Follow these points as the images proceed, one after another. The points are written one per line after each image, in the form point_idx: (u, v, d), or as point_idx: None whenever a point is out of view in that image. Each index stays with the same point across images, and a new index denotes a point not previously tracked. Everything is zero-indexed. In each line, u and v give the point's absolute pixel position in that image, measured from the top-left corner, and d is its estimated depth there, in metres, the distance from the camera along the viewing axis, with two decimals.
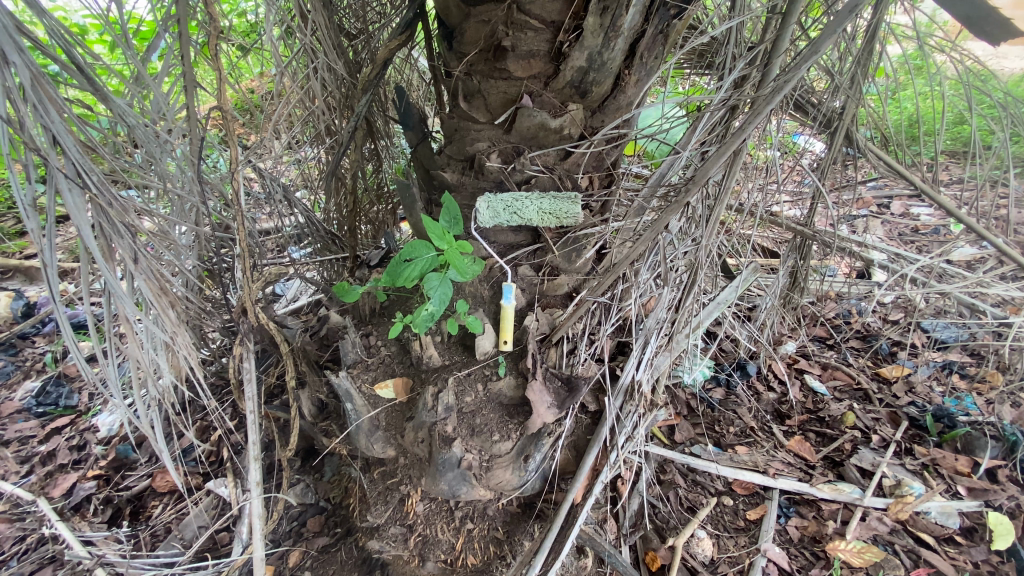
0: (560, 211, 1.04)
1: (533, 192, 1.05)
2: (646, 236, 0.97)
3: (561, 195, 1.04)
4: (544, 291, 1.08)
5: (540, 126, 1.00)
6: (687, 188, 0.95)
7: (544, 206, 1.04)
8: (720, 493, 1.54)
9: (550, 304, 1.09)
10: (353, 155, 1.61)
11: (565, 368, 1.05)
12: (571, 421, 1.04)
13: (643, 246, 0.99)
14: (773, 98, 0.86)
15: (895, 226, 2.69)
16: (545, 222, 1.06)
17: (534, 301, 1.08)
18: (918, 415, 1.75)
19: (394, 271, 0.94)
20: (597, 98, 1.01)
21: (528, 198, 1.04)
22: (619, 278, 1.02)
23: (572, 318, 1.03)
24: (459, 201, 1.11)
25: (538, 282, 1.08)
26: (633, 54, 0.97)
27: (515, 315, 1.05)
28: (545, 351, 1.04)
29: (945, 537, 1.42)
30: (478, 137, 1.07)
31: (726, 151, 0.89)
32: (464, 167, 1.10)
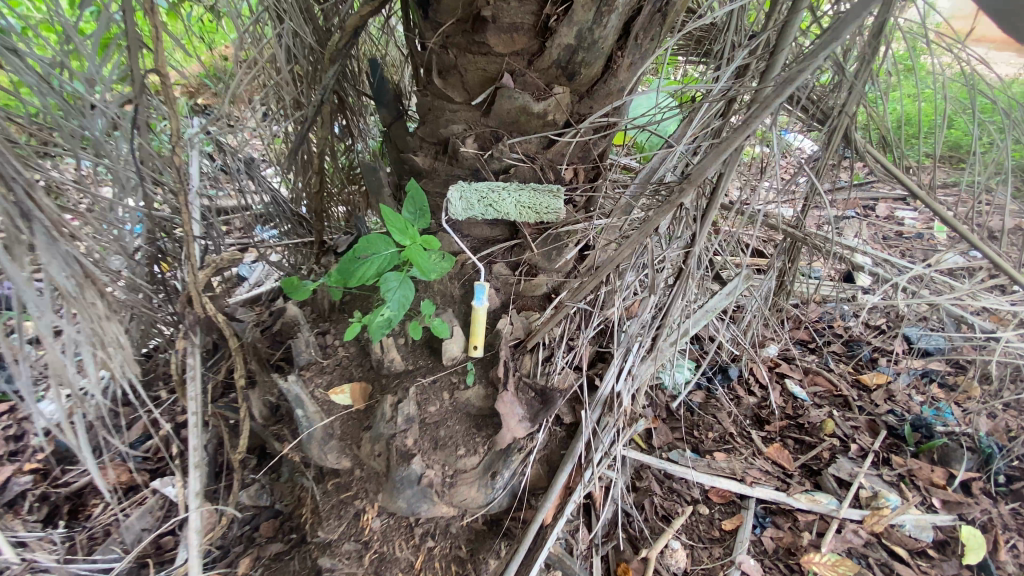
0: (541, 205, 0.93)
1: (512, 182, 0.95)
2: (633, 238, 0.88)
3: (544, 188, 0.94)
4: (520, 291, 1.00)
5: (522, 109, 0.90)
6: (682, 187, 0.85)
7: (522, 200, 0.93)
8: (697, 501, 1.49)
9: (527, 306, 1.00)
10: (321, 133, 1.48)
11: (540, 377, 0.95)
12: (544, 435, 0.95)
13: (628, 251, 0.90)
14: (783, 92, 0.77)
15: (880, 230, 2.67)
16: (525, 217, 0.95)
17: (509, 302, 0.99)
18: (896, 424, 1.72)
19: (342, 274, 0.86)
20: (586, 81, 0.92)
21: (507, 188, 0.94)
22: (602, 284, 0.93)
23: (549, 324, 0.93)
24: (430, 188, 1.01)
25: (515, 281, 0.99)
26: (628, 34, 0.88)
27: (487, 318, 0.96)
28: (518, 358, 0.95)
29: (918, 551, 1.39)
30: (454, 118, 0.96)
31: (725, 149, 0.80)
32: (438, 151, 1.00)
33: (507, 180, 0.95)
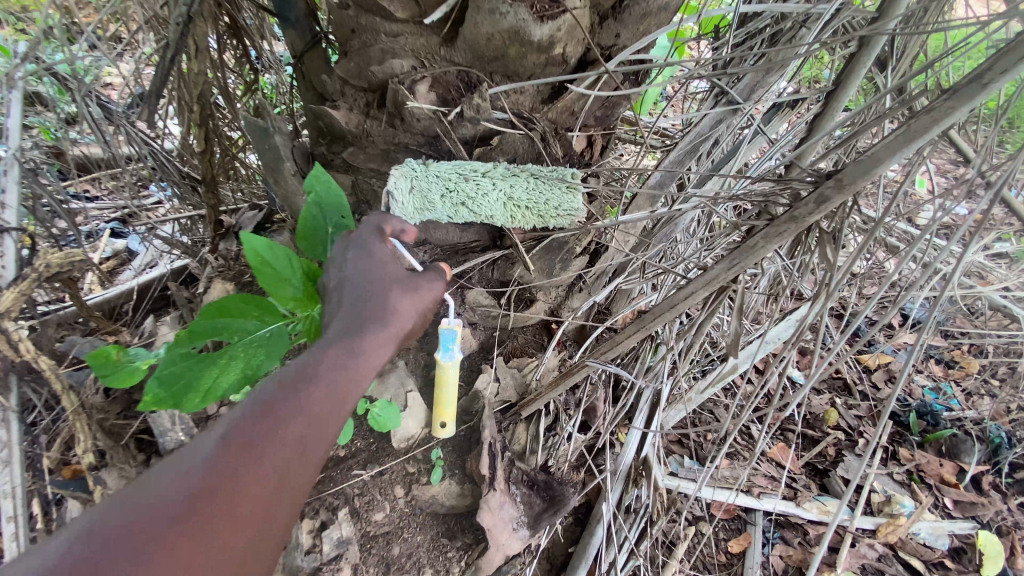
0: (546, 201, 0.66)
1: (498, 163, 0.65)
2: (718, 270, 0.64)
3: (548, 174, 0.65)
4: (511, 329, 0.82)
5: (512, 34, 0.56)
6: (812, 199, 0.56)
7: (514, 196, 0.65)
8: (698, 519, 1.32)
9: (519, 351, 0.84)
10: (200, 65, 1.02)
11: (536, 451, 0.82)
12: (548, 538, 0.80)
13: (708, 287, 0.66)
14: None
15: None
16: (515, 219, 0.68)
17: (496, 343, 0.82)
18: (900, 410, 1.59)
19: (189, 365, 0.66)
20: None
21: (491, 174, 0.65)
22: (651, 334, 0.73)
23: (554, 390, 0.78)
24: (363, 161, 0.69)
25: (503, 315, 0.81)
26: None
27: (461, 379, 0.80)
28: (510, 429, 0.81)
29: (934, 562, 1.28)
30: (394, 49, 0.61)
31: (937, 128, 0.49)
32: (372, 103, 0.66)
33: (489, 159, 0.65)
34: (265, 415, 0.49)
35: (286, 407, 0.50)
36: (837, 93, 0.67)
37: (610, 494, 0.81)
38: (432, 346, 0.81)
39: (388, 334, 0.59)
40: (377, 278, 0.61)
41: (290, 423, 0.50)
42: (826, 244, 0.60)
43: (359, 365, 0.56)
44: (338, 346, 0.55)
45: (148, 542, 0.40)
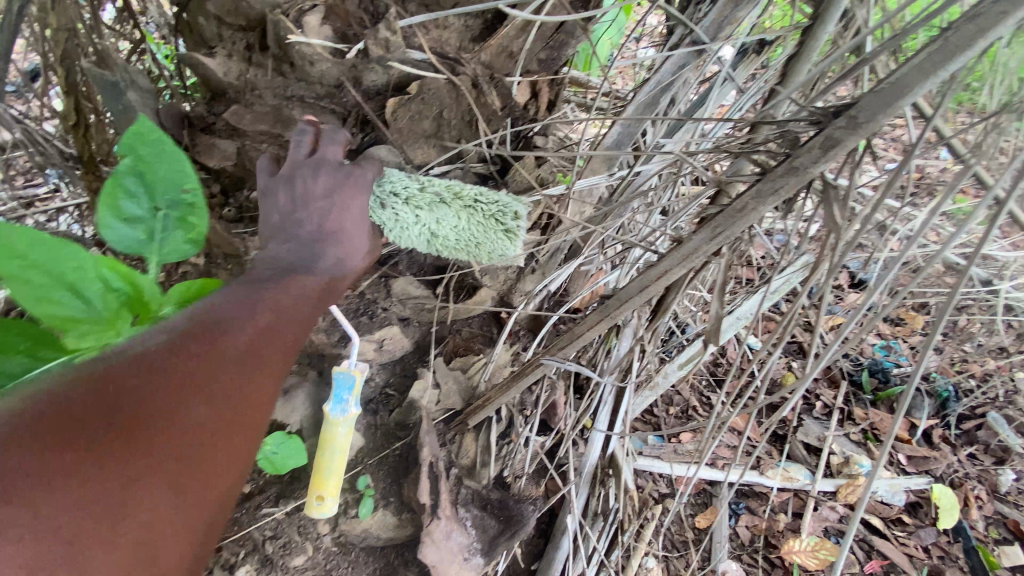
0: (477, 244, 0.60)
1: (427, 186, 0.59)
2: (696, 243, 0.57)
3: (484, 215, 0.58)
4: (454, 317, 0.74)
5: None
6: (836, 137, 0.48)
7: (433, 228, 0.59)
8: (665, 496, 1.29)
9: (462, 343, 0.76)
10: (62, 19, 0.84)
11: (488, 459, 0.75)
12: (507, 557, 0.76)
13: (684, 264, 0.59)
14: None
15: None
16: (441, 252, 0.61)
17: (435, 334, 0.75)
18: (854, 369, 1.61)
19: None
20: None
21: (421, 213, 0.59)
22: (616, 323, 0.65)
23: (507, 393, 0.69)
24: (253, 116, 0.61)
25: (440, 307, 0.72)
26: None
27: (399, 378, 0.75)
28: (458, 439, 0.75)
29: (892, 518, 1.31)
30: None
31: (984, 40, 0.42)
32: (263, 44, 0.59)
33: (423, 188, 0.59)
34: (262, 314, 0.53)
35: (277, 307, 0.54)
36: (814, 28, 0.59)
37: (575, 505, 0.77)
38: (363, 345, 0.70)
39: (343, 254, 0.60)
40: (319, 208, 0.58)
41: (275, 317, 0.54)
42: (833, 201, 0.54)
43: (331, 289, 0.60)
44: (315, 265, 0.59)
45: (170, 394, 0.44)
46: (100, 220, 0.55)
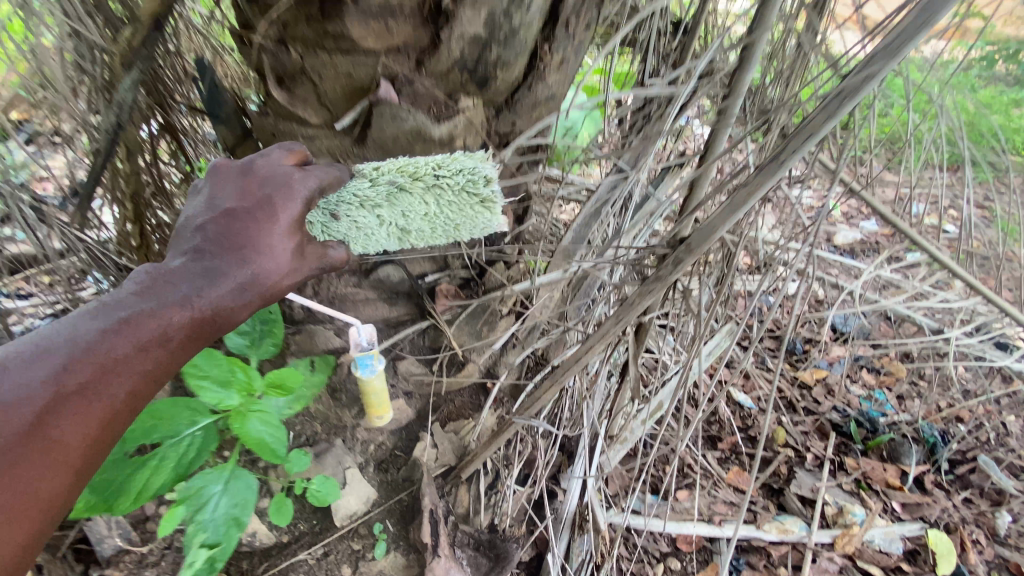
0: (455, 220, 0.70)
1: (387, 185, 0.68)
2: (608, 325, 0.71)
3: (451, 192, 0.68)
4: (445, 391, 0.86)
5: (415, 133, 0.67)
6: (676, 256, 0.66)
7: (414, 218, 0.69)
8: (666, 554, 1.36)
9: (455, 411, 0.87)
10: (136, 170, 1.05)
11: (479, 507, 0.87)
12: None
13: (602, 341, 0.73)
14: (834, 116, 0.56)
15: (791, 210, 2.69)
16: (432, 234, 0.72)
17: (430, 407, 0.86)
18: (841, 421, 1.68)
19: (183, 436, 0.75)
20: (503, 90, 0.69)
21: (383, 211, 0.70)
22: (565, 386, 0.77)
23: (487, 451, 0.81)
24: None
25: (434, 382, 0.85)
26: (555, 18, 0.65)
27: (402, 438, 0.85)
28: (453, 493, 0.86)
29: (891, 567, 1.35)
30: (314, 149, 0.72)
31: (752, 200, 0.60)
32: None
33: (377, 186, 0.68)
34: (115, 346, 0.59)
35: (133, 339, 0.60)
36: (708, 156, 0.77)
37: (555, 548, 0.88)
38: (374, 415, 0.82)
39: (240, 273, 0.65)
40: (244, 222, 0.66)
41: (106, 356, 0.58)
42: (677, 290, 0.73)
43: (226, 308, 0.65)
44: (203, 287, 0.64)
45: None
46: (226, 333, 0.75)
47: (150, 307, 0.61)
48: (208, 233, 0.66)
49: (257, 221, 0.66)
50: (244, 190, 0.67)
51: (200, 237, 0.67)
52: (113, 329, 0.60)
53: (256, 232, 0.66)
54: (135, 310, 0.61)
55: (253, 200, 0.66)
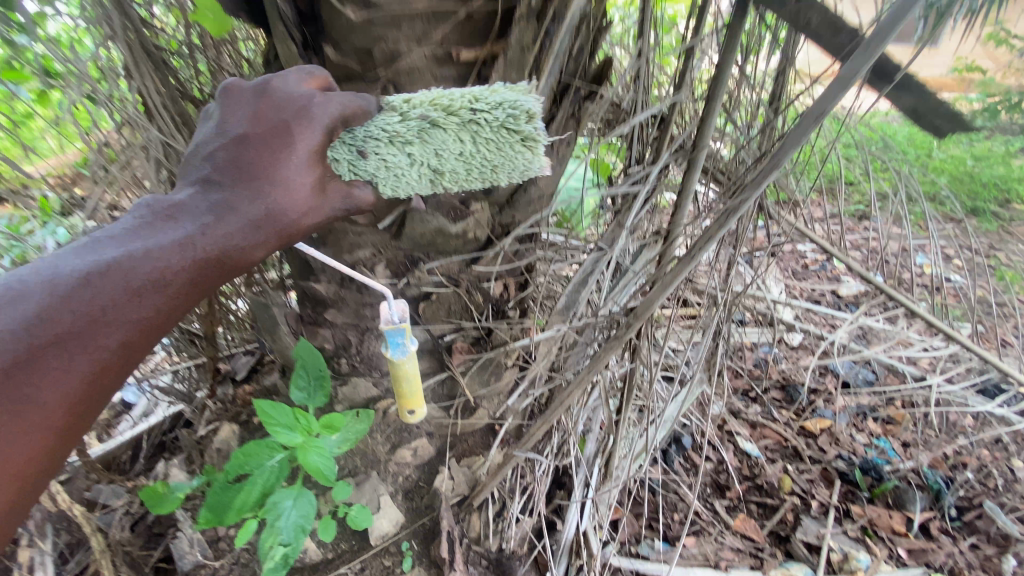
0: (483, 158, 0.77)
1: (416, 122, 0.77)
2: (583, 374, 0.86)
3: (487, 128, 0.76)
4: (459, 434, 0.99)
5: (438, 231, 0.86)
6: (628, 322, 0.83)
7: (443, 150, 0.77)
8: None
9: (468, 451, 1.00)
10: None
11: (489, 536, 0.97)
12: None
13: (581, 386, 0.87)
14: (723, 225, 0.77)
15: (790, 264, 2.82)
16: (461, 173, 0.78)
17: (446, 449, 0.98)
18: (847, 469, 1.72)
19: (264, 468, 0.83)
20: (505, 193, 0.88)
21: (417, 147, 0.77)
22: (555, 425, 0.88)
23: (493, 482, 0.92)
24: (340, 318, 0.93)
25: (451, 423, 0.97)
26: (545, 140, 0.86)
27: (424, 474, 0.97)
28: (466, 519, 0.96)
29: None
30: (359, 242, 0.88)
31: (677, 281, 0.78)
32: (344, 277, 0.91)
33: (407, 121, 0.77)
34: (131, 279, 0.68)
35: (151, 272, 0.69)
36: (668, 241, 0.95)
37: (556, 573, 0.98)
38: (403, 451, 0.96)
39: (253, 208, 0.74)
40: (261, 151, 0.75)
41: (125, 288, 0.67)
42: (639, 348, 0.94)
43: (238, 243, 0.73)
44: (213, 227, 0.72)
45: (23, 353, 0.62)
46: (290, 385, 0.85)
47: (151, 252, 0.69)
48: (226, 157, 0.76)
49: (274, 146, 0.75)
50: (261, 117, 0.76)
51: (215, 169, 0.76)
52: (114, 270, 0.67)
53: (273, 156, 0.75)
54: (152, 244, 0.70)
55: (271, 125, 0.75)
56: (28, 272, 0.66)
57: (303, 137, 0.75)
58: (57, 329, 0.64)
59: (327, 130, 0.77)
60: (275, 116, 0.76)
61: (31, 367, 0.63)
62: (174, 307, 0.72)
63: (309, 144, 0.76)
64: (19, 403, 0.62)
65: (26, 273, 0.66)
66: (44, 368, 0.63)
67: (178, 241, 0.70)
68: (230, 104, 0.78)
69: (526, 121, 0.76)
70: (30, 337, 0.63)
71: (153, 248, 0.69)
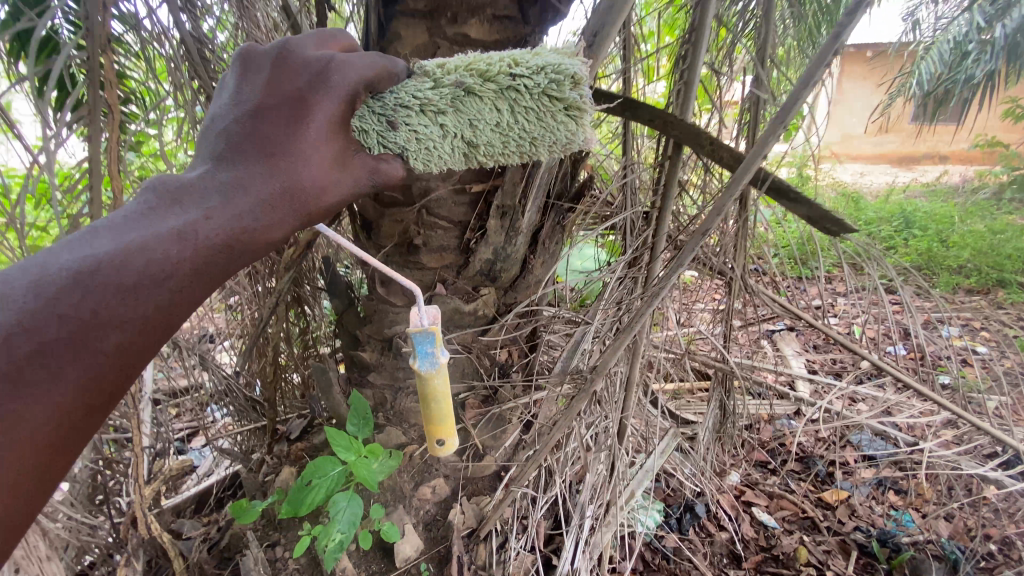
0: (519, 127, 0.76)
1: (454, 94, 0.76)
2: (560, 420, 1.03)
3: (528, 96, 0.74)
4: (470, 475, 1.14)
5: (454, 309, 1.09)
6: (592, 377, 1.02)
7: (481, 121, 0.76)
8: None
9: (477, 489, 1.15)
10: (277, 327, 1.54)
11: (495, 565, 1.09)
12: None
13: (557, 431, 1.04)
14: (653, 298, 0.96)
15: (808, 338, 2.89)
16: (499, 143, 0.77)
17: (460, 489, 1.14)
18: (864, 540, 1.74)
19: (328, 476, 0.97)
20: (507, 280, 1.13)
21: (451, 117, 0.76)
22: (541, 464, 1.05)
23: (497, 511, 1.08)
24: (379, 379, 1.16)
25: (463, 467, 1.14)
26: (536, 242, 1.13)
27: (439, 509, 1.12)
28: (473, 548, 1.09)
29: None
30: (396, 319, 1.13)
31: (622, 342, 0.96)
32: (384, 346, 1.16)
33: (442, 91, 0.75)
34: (127, 269, 0.60)
35: (149, 259, 0.61)
36: (629, 307, 1.13)
37: None
38: (424, 489, 1.12)
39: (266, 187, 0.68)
40: (282, 123, 0.70)
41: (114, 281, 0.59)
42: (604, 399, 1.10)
43: (252, 224, 0.67)
44: (228, 209, 0.66)
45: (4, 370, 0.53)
46: (348, 414, 1.02)
47: (154, 241, 0.62)
48: (243, 130, 0.70)
49: (294, 116, 0.70)
50: (279, 87, 0.72)
51: (232, 145, 0.70)
52: (110, 264, 0.59)
53: (291, 125, 0.70)
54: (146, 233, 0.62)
55: (290, 93, 0.71)
56: (3, 272, 0.56)
57: (324, 105, 0.71)
58: (42, 335, 0.56)
59: (349, 94, 0.73)
60: (293, 81, 0.72)
61: (14, 381, 0.54)
62: (182, 301, 0.64)
63: (329, 110, 0.71)
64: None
65: (6, 271, 0.56)
66: (28, 382, 0.55)
67: (186, 226, 0.63)
68: (247, 74, 0.74)
69: (571, 87, 0.74)
70: (10, 345, 0.54)
71: (155, 237, 0.62)
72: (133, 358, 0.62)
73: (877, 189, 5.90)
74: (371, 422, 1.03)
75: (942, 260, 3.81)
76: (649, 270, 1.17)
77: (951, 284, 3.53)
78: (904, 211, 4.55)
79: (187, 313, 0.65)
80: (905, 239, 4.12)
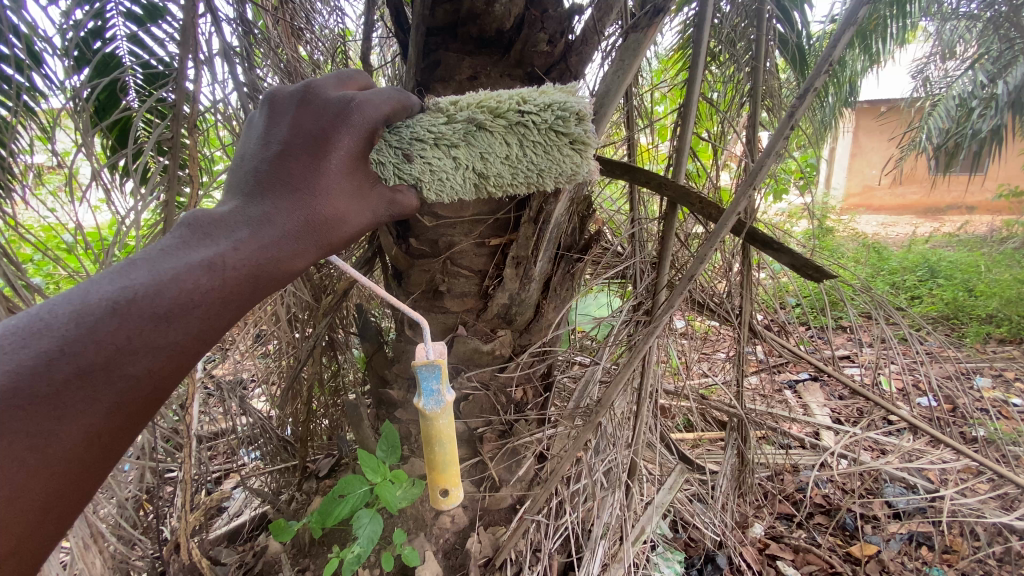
0: (524, 159, 0.88)
1: (467, 129, 0.87)
2: (569, 451, 1.11)
3: (536, 131, 0.86)
4: (486, 506, 1.23)
5: (474, 349, 1.21)
6: (597, 411, 1.11)
7: (491, 153, 0.87)
8: None
9: (493, 520, 1.23)
10: (312, 369, 1.66)
11: None
12: None
13: (568, 462, 1.12)
14: (649, 338, 1.07)
15: (833, 389, 2.85)
16: (506, 173, 0.89)
17: (477, 519, 1.22)
18: None
19: (354, 492, 1.07)
20: (522, 323, 1.23)
21: (464, 151, 0.88)
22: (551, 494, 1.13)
23: (511, 542, 1.15)
24: (405, 414, 1.26)
25: (481, 497, 1.23)
26: (549, 288, 1.25)
27: (459, 538, 1.19)
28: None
29: None
30: None
31: (621, 377, 1.07)
32: (410, 384, 1.27)
33: (455, 127, 0.87)
34: (162, 297, 0.65)
35: (182, 287, 0.66)
36: (633, 347, 1.24)
37: None
38: (444, 517, 1.19)
39: (292, 222, 0.76)
40: (304, 163, 0.79)
41: (151, 308, 0.64)
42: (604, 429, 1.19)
43: (278, 253, 0.75)
44: (254, 242, 0.73)
45: (49, 392, 0.58)
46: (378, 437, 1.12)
47: (185, 271, 0.67)
48: (270, 169, 0.79)
49: (315, 156, 0.80)
50: (302, 129, 0.81)
51: (260, 184, 0.78)
52: (146, 293, 0.64)
53: (314, 165, 0.79)
54: (180, 264, 0.67)
55: (313, 135, 0.80)
56: (50, 301, 0.61)
57: (342, 146, 0.81)
58: (82, 360, 0.60)
59: (365, 134, 0.83)
60: (315, 125, 0.81)
61: (58, 399, 0.58)
62: (207, 327, 0.69)
63: (347, 149, 0.81)
64: (37, 440, 0.57)
65: (51, 301, 0.61)
66: (70, 401, 0.59)
67: (215, 257, 0.69)
68: (275, 118, 0.84)
69: (576, 123, 0.85)
70: (55, 367, 0.58)
71: (188, 266, 0.67)
72: (160, 381, 0.66)
73: (899, 239, 5.90)
74: (396, 447, 1.11)
75: (971, 310, 3.75)
76: (652, 314, 1.27)
77: (981, 334, 3.46)
78: (928, 261, 4.53)
79: (211, 338, 0.70)
80: (930, 289, 4.08)
